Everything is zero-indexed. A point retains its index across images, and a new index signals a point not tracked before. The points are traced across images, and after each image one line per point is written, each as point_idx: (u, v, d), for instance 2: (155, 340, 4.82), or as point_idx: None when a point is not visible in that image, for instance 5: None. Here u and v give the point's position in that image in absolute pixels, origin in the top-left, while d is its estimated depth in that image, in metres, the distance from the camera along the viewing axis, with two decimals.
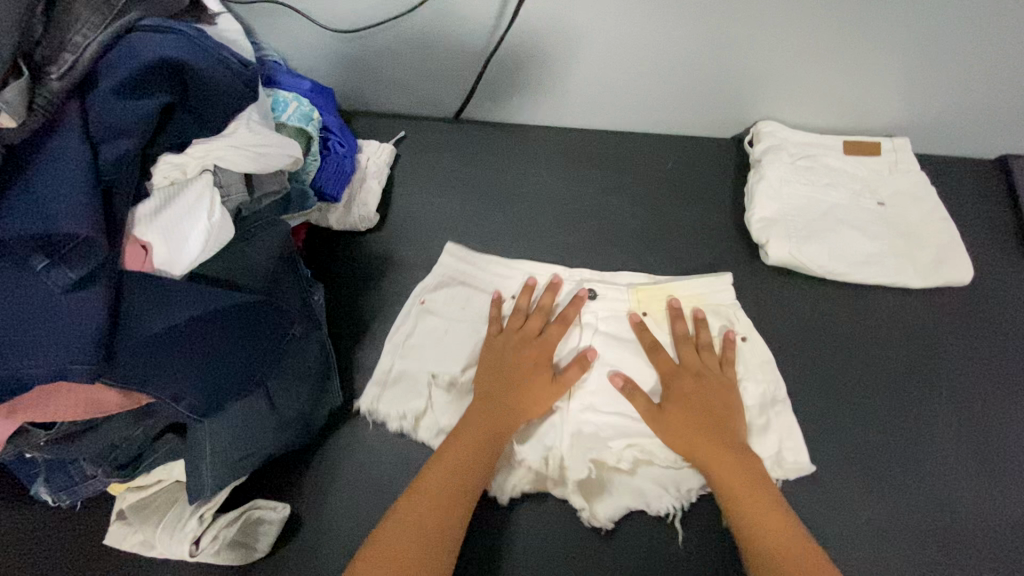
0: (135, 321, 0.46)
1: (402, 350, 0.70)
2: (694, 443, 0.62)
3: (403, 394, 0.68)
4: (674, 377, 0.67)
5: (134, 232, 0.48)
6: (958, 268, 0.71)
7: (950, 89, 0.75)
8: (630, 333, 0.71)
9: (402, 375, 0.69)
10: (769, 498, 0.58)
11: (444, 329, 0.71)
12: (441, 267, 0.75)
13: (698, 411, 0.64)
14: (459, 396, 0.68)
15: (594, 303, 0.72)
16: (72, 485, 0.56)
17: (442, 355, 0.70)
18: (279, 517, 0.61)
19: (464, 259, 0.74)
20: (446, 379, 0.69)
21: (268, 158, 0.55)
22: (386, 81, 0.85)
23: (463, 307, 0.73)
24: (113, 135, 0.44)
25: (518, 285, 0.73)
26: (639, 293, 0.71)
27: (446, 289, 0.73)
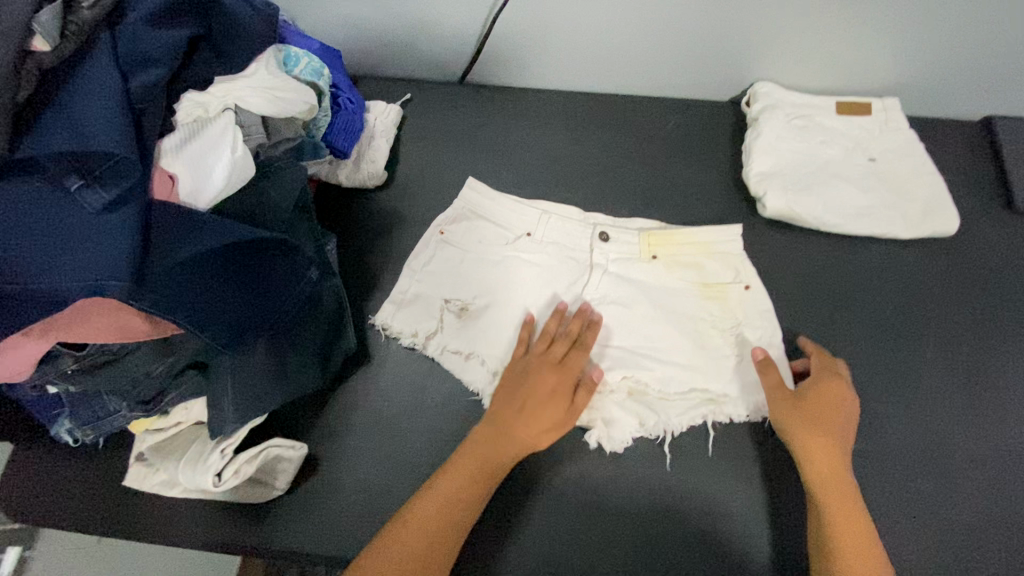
0: (163, 246, 0.47)
1: (419, 275, 0.74)
2: (814, 454, 0.61)
3: (416, 314, 0.71)
4: (817, 384, 0.64)
5: (161, 164, 0.49)
6: (944, 219, 0.74)
7: (938, 51, 0.78)
8: (638, 275, 0.74)
9: (417, 298, 0.72)
10: (864, 531, 0.58)
11: (461, 259, 0.74)
12: (461, 200, 0.78)
13: (827, 419, 0.62)
14: (469, 322, 0.71)
15: (605, 244, 0.75)
16: (96, 420, 0.57)
17: (457, 283, 0.73)
18: (297, 455, 0.62)
19: (483, 195, 0.77)
20: (458, 304, 0.72)
21: (287, 103, 0.57)
22: (392, 44, 0.87)
23: (479, 240, 0.75)
24: (142, 63, 0.46)
25: (534, 222, 0.76)
26: (650, 238, 0.74)
27: (463, 223, 0.76)
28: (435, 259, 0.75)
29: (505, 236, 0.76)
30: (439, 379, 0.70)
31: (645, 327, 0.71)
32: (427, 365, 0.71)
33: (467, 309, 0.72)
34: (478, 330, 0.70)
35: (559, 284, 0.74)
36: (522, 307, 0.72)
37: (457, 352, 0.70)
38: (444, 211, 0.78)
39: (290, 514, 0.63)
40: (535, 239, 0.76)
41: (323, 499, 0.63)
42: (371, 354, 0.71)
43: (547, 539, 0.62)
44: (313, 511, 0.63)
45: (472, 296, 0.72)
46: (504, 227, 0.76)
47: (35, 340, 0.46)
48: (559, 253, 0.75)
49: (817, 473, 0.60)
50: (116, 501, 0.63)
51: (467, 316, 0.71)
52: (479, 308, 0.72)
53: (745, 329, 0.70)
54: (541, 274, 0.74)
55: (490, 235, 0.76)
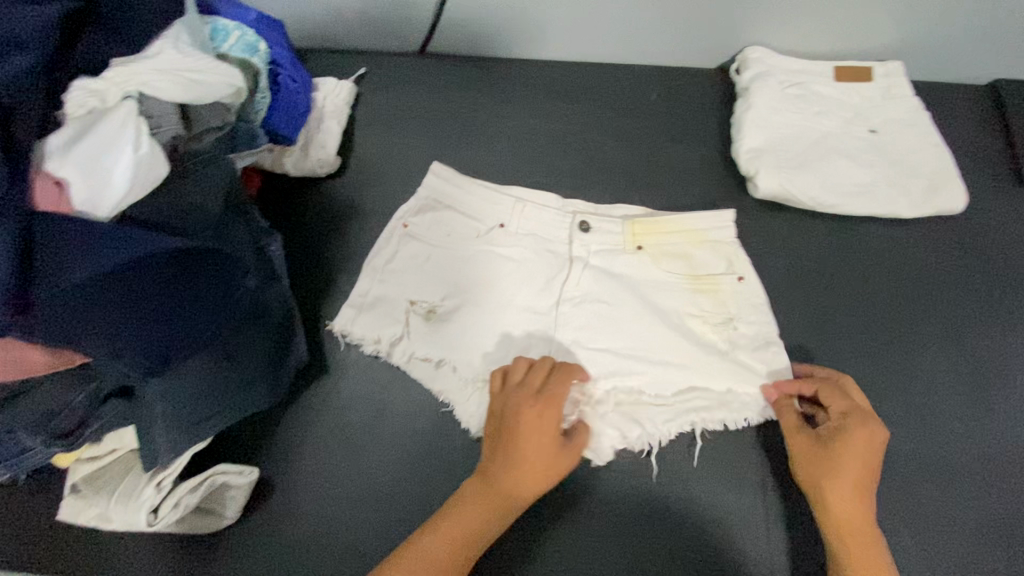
0: (56, 265, 0.40)
1: (382, 275, 0.67)
2: (838, 513, 0.54)
3: (379, 318, 0.65)
4: (853, 431, 0.55)
5: (47, 167, 0.42)
6: (951, 195, 0.68)
7: (946, 6, 0.71)
8: (624, 268, 0.68)
9: (380, 300, 0.66)
10: None
11: (427, 254, 0.68)
12: (425, 191, 0.70)
13: (858, 474, 0.54)
14: (437, 326, 0.65)
15: (585, 235, 0.68)
16: (12, 457, 0.51)
17: (424, 282, 0.66)
18: (248, 481, 0.57)
19: (450, 183, 0.70)
20: (425, 307, 0.65)
21: (203, 86, 0.49)
22: (342, 11, 0.77)
23: (448, 234, 0.68)
24: (8, 46, 0.39)
25: (508, 212, 0.69)
26: (634, 226, 0.68)
27: (433, 214, 0.69)
28: (400, 255, 0.68)
29: (476, 229, 0.69)
30: (404, 389, 0.64)
31: (630, 325, 0.65)
32: (390, 374, 0.65)
33: (434, 310, 0.65)
34: (445, 333, 0.64)
35: (534, 279, 0.67)
36: (494, 306, 0.66)
37: (426, 359, 0.63)
38: (408, 203, 0.70)
39: (242, 545, 0.57)
40: (510, 230, 0.69)
41: (280, 525, 0.58)
42: (330, 364, 0.65)
43: (527, 560, 0.57)
44: (267, 540, 0.57)
45: (442, 298, 0.66)
46: (473, 219, 0.69)
47: None
48: (535, 246, 0.68)
49: (839, 527, 0.54)
50: (50, 539, 0.57)
51: (434, 317, 0.65)
52: (448, 308, 0.65)
53: (737, 325, 0.64)
54: (515, 270, 0.67)
55: (461, 228, 0.69)
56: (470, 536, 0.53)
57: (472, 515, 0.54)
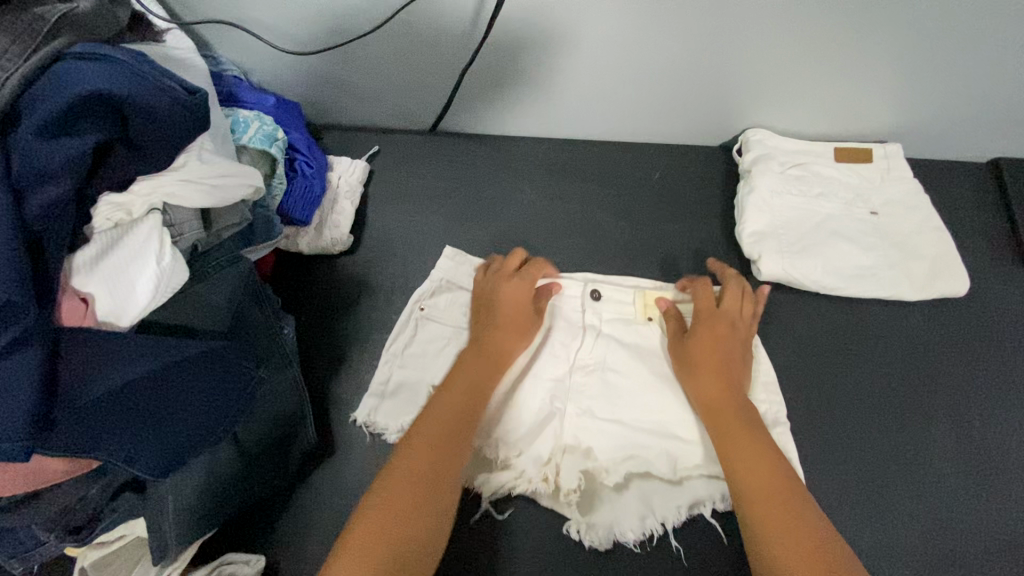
0: (77, 382, 0.42)
1: (400, 360, 0.68)
2: (702, 395, 0.62)
3: (401, 405, 0.65)
4: (699, 322, 0.65)
5: (73, 284, 0.43)
6: (953, 280, 0.69)
7: (943, 92, 0.73)
8: (634, 337, 0.68)
9: (400, 385, 0.66)
10: (761, 445, 0.57)
11: (440, 331, 0.69)
12: (438, 272, 0.72)
13: (716, 360, 0.63)
14: None
15: (597, 304, 0.69)
16: (25, 551, 0.50)
17: (440, 365, 0.67)
18: (254, 569, 0.57)
19: (461, 263, 0.73)
20: None
21: (223, 190, 0.51)
22: (357, 94, 0.81)
23: (463, 314, 0.70)
24: (39, 178, 0.39)
25: None
26: (646, 296, 0.69)
27: (447, 289, 0.71)
28: (417, 337, 0.69)
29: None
30: None
31: (643, 411, 0.65)
32: None
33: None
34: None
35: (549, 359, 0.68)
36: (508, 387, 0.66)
37: None
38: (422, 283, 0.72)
39: None
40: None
41: None
42: (336, 445, 0.65)
43: None
44: None
45: None
46: None
47: None
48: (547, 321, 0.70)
49: (708, 404, 0.61)
50: None
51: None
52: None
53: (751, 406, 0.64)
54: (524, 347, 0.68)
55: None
56: (418, 461, 0.54)
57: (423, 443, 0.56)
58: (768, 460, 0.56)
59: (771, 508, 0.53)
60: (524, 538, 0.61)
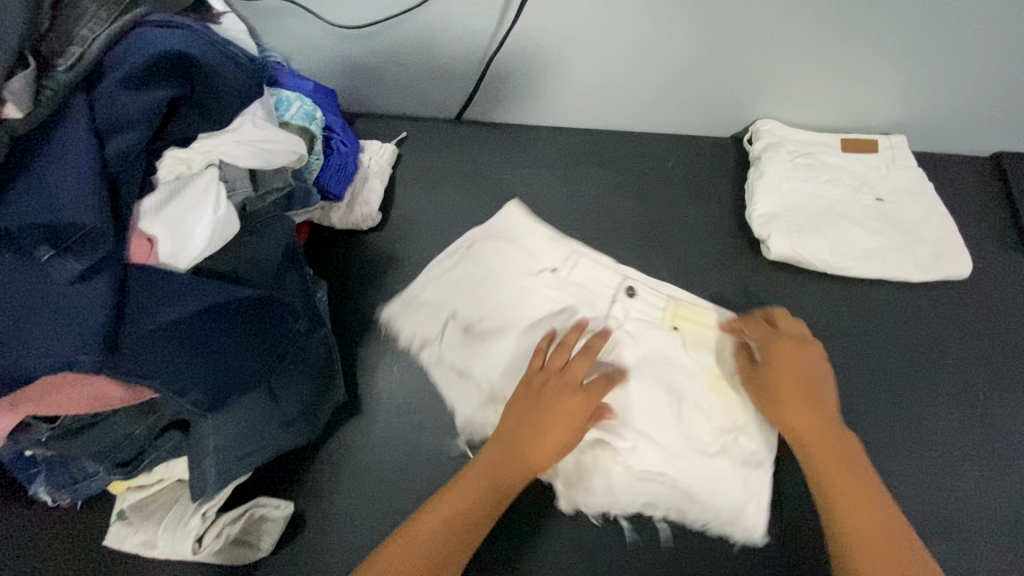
0: (143, 312, 0.46)
1: (431, 281, 0.75)
2: (798, 425, 0.61)
3: (421, 319, 0.72)
4: (774, 352, 0.64)
5: (140, 225, 0.48)
6: (956, 262, 0.71)
7: (946, 86, 0.76)
8: (649, 338, 0.70)
9: (425, 305, 0.73)
10: (859, 476, 0.58)
11: (469, 273, 0.74)
12: (499, 219, 0.76)
13: (794, 387, 0.62)
14: (470, 341, 0.71)
15: (630, 300, 0.71)
16: (72, 484, 0.55)
17: (469, 301, 0.73)
18: (284, 515, 0.61)
19: (515, 223, 0.76)
20: (464, 322, 0.72)
21: (273, 154, 0.55)
22: (388, 82, 0.86)
23: (504, 263, 0.74)
24: (121, 126, 0.44)
25: (557, 258, 0.74)
26: (676, 306, 0.70)
27: (498, 232, 0.76)
28: (450, 275, 0.74)
29: (530, 265, 0.74)
30: (432, 430, 0.68)
31: (636, 399, 0.67)
32: (420, 415, 0.68)
33: (468, 326, 0.72)
34: (466, 350, 0.70)
35: (565, 314, 0.71)
36: (516, 337, 0.70)
37: (452, 367, 0.70)
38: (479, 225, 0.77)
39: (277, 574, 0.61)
40: (560, 276, 0.73)
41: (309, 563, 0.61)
42: (362, 405, 0.69)
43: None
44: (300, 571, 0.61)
45: (481, 318, 0.72)
46: (528, 255, 0.74)
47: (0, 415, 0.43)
48: (578, 295, 0.72)
49: (799, 434, 0.61)
50: (95, 565, 0.61)
51: (471, 334, 0.71)
52: (483, 323, 0.71)
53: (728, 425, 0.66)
54: (546, 304, 0.72)
55: (518, 258, 0.74)
56: (464, 495, 0.58)
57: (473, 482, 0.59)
58: (864, 493, 0.57)
59: (876, 545, 0.55)
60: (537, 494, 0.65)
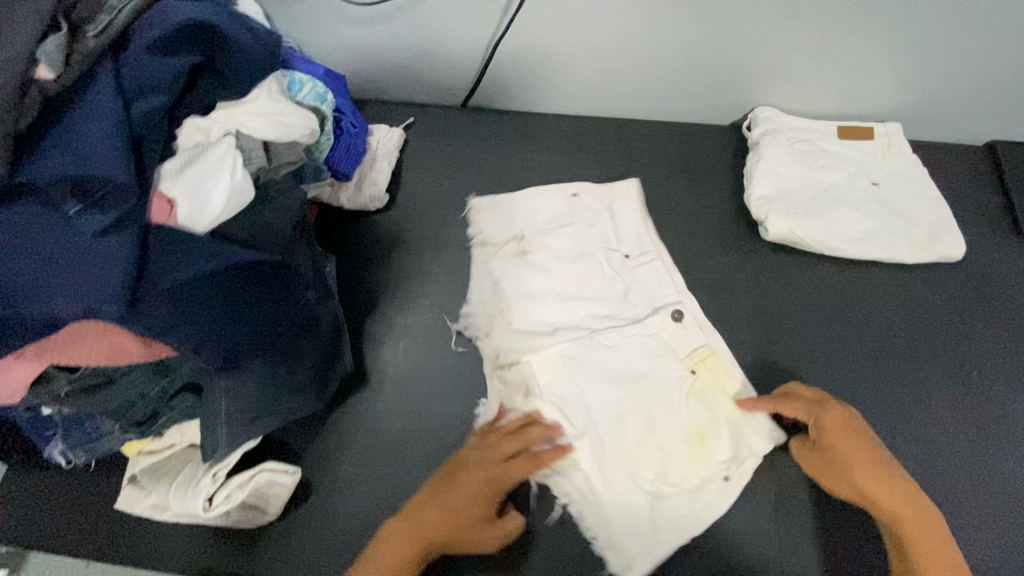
0: (164, 269, 0.48)
1: (512, 199, 0.81)
2: (883, 501, 0.58)
3: (493, 219, 0.80)
4: (830, 418, 0.61)
5: (161, 186, 0.50)
6: (950, 244, 0.73)
7: (940, 75, 0.78)
8: (647, 366, 0.68)
9: (500, 210, 0.80)
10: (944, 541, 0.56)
11: (544, 204, 0.80)
12: (604, 191, 0.80)
13: (867, 458, 0.59)
14: (518, 259, 0.76)
15: (673, 323, 0.70)
16: (90, 441, 0.57)
17: (536, 229, 0.78)
18: (290, 480, 0.61)
19: (609, 210, 0.79)
20: (521, 246, 0.77)
21: (287, 126, 0.57)
22: (396, 69, 0.88)
23: (590, 225, 0.78)
24: (146, 89, 0.46)
25: (633, 245, 0.77)
26: (702, 358, 0.68)
27: (593, 194, 0.80)
28: (536, 205, 0.80)
29: (606, 241, 0.77)
30: (436, 402, 0.69)
31: (613, 404, 0.66)
32: (424, 387, 0.70)
33: (526, 246, 0.77)
34: (512, 270, 0.76)
35: (614, 289, 0.74)
36: (556, 287, 0.74)
37: (506, 257, 0.77)
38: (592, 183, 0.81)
39: (282, 539, 0.62)
40: (626, 262, 0.76)
41: (314, 529, 0.62)
42: (369, 377, 0.71)
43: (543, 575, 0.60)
44: (305, 536, 0.62)
45: (536, 244, 0.77)
46: (612, 233, 0.78)
47: (24, 363, 0.46)
48: (630, 292, 0.74)
49: (883, 508, 0.58)
50: (107, 526, 0.63)
51: (523, 255, 0.76)
52: (537, 252, 0.76)
53: (678, 478, 0.62)
54: (600, 279, 0.75)
55: (605, 230, 0.78)
56: (387, 555, 0.57)
57: (399, 544, 0.58)
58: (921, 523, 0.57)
59: None
60: None
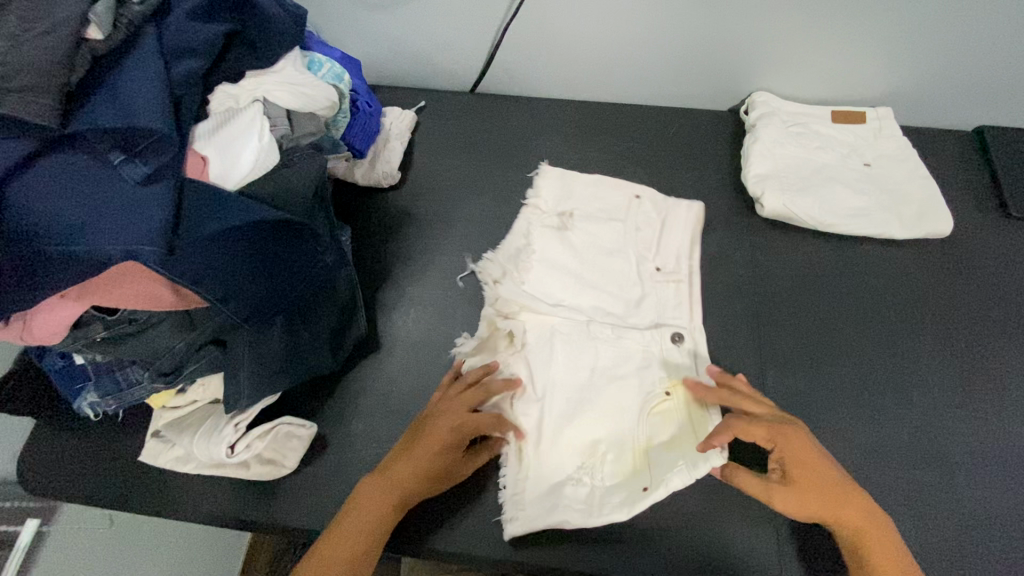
0: (196, 221, 0.51)
1: (566, 180, 0.82)
2: (845, 526, 0.57)
3: (552, 190, 0.81)
4: (790, 438, 0.59)
5: (195, 146, 0.54)
6: (937, 221, 0.76)
7: (929, 61, 0.82)
8: (625, 369, 0.69)
9: (547, 187, 0.82)
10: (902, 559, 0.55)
11: (609, 193, 0.80)
12: (656, 209, 0.79)
13: (830, 486, 0.57)
14: (557, 232, 0.78)
15: (677, 346, 0.70)
16: (120, 390, 0.60)
17: (583, 210, 0.80)
18: (308, 434, 0.64)
19: (651, 230, 0.78)
20: (560, 223, 0.79)
21: (310, 97, 0.61)
22: (409, 55, 0.92)
23: (631, 231, 0.78)
24: (186, 52, 0.51)
25: (671, 263, 0.76)
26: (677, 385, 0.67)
27: (650, 202, 0.80)
28: (595, 193, 0.80)
29: (643, 255, 0.77)
30: (445, 366, 0.72)
31: (576, 391, 0.68)
32: (434, 352, 0.73)
33: (567, 223, 0.79)
34: (552, 244, 0.77)
35: (629, 293, 0.75)
36: (583, 268, 0.76)
37: (546, 228, 0.78)
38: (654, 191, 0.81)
39: (297, 491, 0.65)
40: (658, 275, 0.75)
41: (329, 481, 0.65)
42: (381, 342, 0.74)
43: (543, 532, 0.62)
44: (319, 488, 0.65)
45: (573, 224, 0.79)
46: (651, 250, 0.77)
47: (66, 304, 0.49)
48: (653, 306, 0.74)
49: (847, 532, 0.57)
50: (133, 476, 0.66)
51: (561, 230, 0.78)
52: (575, 232, 0.78)
53: (607, 471, 0.63)
54: (621, 279, 0.75)
55: (649, 238, 0.78)
56: (349, 522, 0.58)
57: (364, 511, 0.58)
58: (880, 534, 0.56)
59: None
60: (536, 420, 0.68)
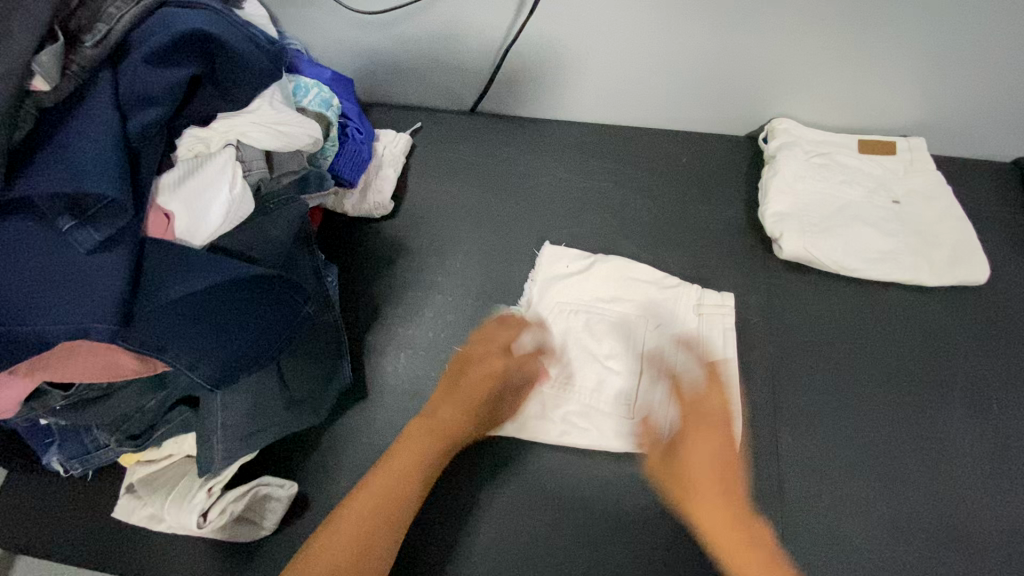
0: (158, 285, 0.46)
1: (608, 267, 0.73)
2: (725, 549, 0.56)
3: (583, 279, 0.73)
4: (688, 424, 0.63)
5: (158, 200, 0.49)
6: (973, 268, 0.70)
7: (969, 90, 0.75)
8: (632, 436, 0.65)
9: (584, 265, 0.74)
10: None
11: (649, 283, 0.72)
12: (682, 303, 0.71)
13: (713, 481, 0.59)
14: (586, 326, 0.70)
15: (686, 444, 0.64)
16: (85, 453, 0.58)
17: (615, 300, 0.72)
18: (286, 496, 0.61)
19: (685, 342, 0.69)
20: (591, 314, 0.71)
21: (291, 137, 0.55)
22: (405, 73, 0.86)
23: (665, 334, 0.69)
24: (147, 101, 0.46)
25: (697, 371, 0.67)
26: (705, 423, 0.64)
27: (695, 320, 0.70)
28: (630, 286, 0.72)
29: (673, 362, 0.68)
30: None
31: (577, 414, 0.66)
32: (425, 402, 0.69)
33: (594, 317, 0.71)
34: (574, 352, 0.69)
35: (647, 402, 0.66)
36: (605, 364, 0.68)
37: (571, 322, 0.71)
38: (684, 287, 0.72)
39: (278, 554, 0.61)
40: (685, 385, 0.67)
41: None
42: (370, 390, 0.70)
43: None
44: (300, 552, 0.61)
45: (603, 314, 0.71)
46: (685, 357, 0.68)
47: (17, 380, 0.46)
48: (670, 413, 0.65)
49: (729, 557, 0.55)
50: (105, 534, 0.63)
51: (588, 326, 0.70)
52: (600, 328, 0.70)
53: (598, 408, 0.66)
54: (643, 385, 0.67)
55: (683, 341, 0.69)
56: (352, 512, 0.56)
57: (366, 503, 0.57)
58: None
59: None
60: (519, 479, 0.65)
